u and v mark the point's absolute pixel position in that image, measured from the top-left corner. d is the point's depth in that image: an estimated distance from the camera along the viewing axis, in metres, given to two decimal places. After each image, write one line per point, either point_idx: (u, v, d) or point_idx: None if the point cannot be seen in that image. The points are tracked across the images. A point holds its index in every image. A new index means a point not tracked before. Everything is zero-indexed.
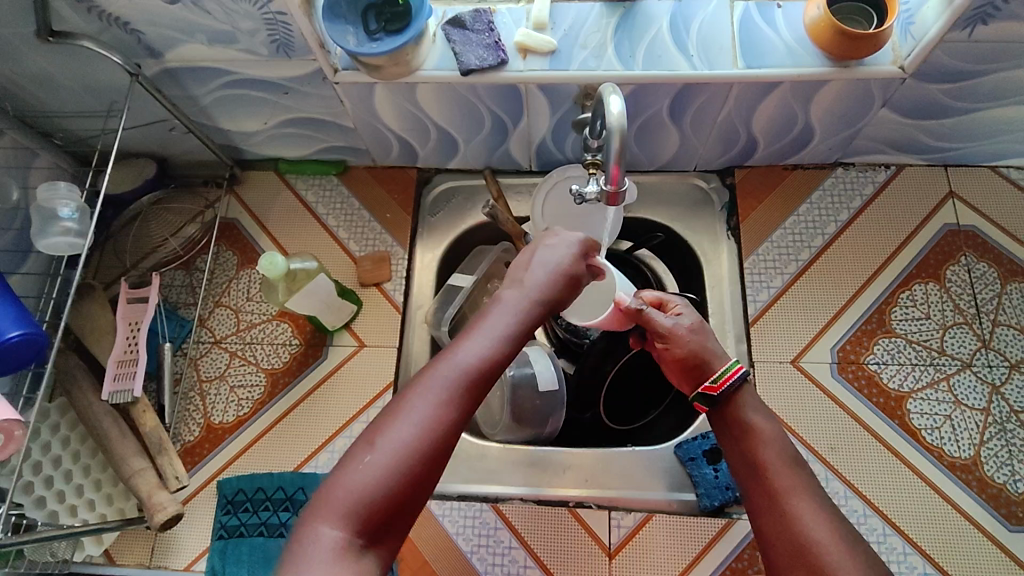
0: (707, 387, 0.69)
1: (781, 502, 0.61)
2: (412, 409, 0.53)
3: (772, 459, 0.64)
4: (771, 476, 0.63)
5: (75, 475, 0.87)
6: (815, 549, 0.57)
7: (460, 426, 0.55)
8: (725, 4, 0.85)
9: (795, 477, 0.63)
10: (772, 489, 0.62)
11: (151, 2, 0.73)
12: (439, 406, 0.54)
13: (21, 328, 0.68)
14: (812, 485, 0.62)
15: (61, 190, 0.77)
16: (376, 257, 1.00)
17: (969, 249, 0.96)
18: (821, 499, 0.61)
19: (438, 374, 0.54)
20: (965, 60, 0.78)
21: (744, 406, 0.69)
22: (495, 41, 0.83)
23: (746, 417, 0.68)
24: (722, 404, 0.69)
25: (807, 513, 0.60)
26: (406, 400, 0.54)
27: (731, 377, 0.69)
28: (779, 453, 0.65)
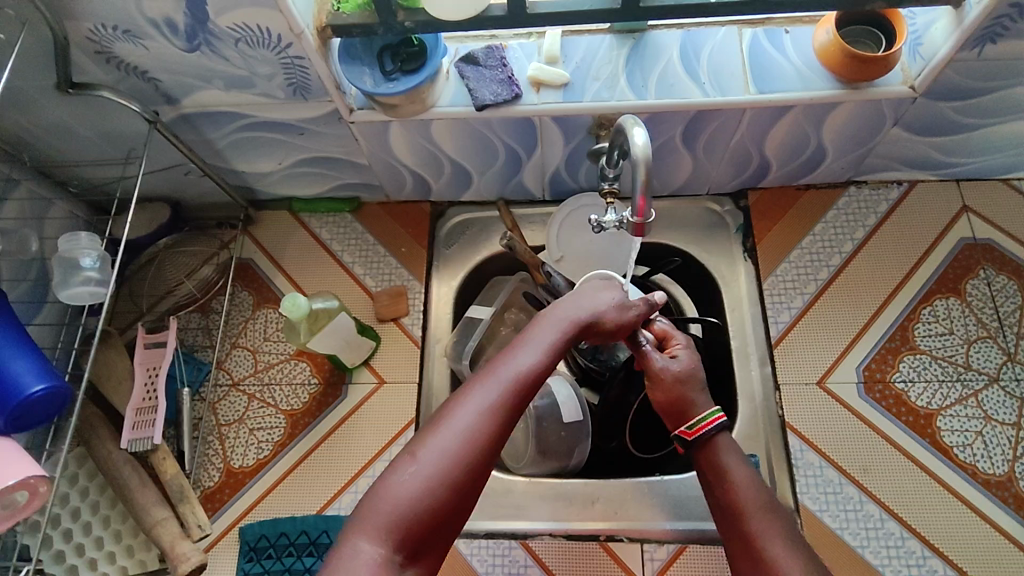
0: (682, 433, 0.70)
1: (756, 553, 0.62)
2: (458, 419, 0.58)
3: (748, 503, 0.64)
4: (747, 522, 0.63)
5: (94, 527, 0.85)
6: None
7: (502, 437, 0.59)
8: (733, 31, 0.86)
9: (771, 523, 0.63)
10: (748, 535, 0.63)
11: (170, 50, 0.73)
12: (483, 415, 0.58)
13: (44, 382, 0.66)
14: (788, 530, 0.63)
15: (83, 240, 0.74)
16: (394, 292, 1.00)
17: (987, 263, 0.95)
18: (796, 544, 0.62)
19: (482, 393, 0.59)
20: (975, 77, 0.79)
21: (722, 450, 0.68)
22: (508, 76, 0.84)
23: (724, 462, 0.67)
24: (699, 448, 0.69)
25: (785, 560, 0.60)
26: (453, 409, 0.59)
27: (709, 425, 0.69)
28: (757, 499, 0.65)
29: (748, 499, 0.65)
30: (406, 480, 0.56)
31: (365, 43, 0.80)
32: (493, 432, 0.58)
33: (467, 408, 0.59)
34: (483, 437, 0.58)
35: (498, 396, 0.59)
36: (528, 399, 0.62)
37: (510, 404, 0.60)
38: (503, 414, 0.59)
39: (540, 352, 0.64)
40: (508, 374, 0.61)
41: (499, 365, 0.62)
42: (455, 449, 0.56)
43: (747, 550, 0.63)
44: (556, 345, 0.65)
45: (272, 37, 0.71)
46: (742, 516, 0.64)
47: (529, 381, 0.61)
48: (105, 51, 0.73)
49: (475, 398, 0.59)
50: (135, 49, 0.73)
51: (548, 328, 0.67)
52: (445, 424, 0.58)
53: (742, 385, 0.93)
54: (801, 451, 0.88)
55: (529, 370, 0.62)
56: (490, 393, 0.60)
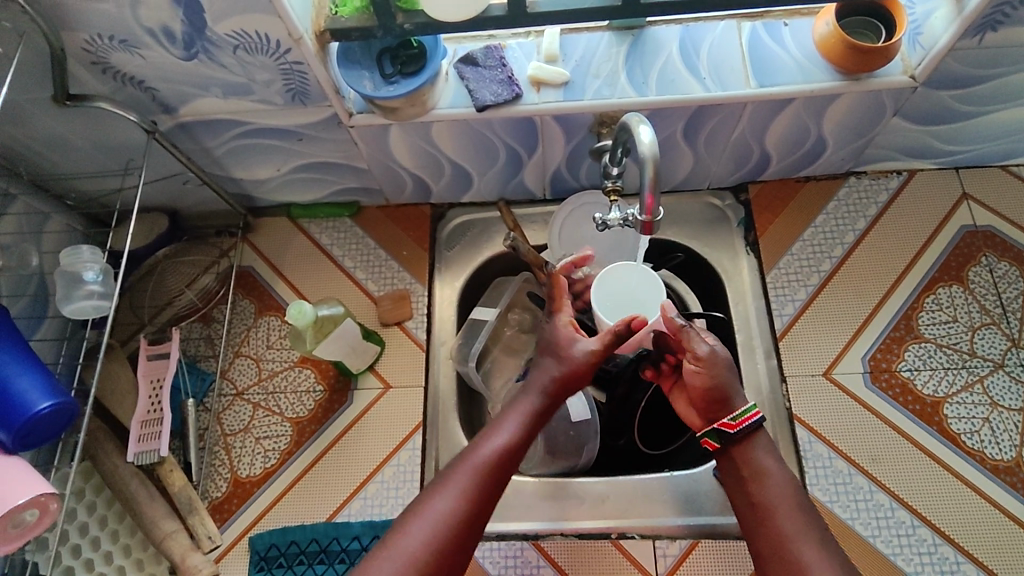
0: (724, 425, 0.70)
1: (787, 553, 0.63)
2: (434, 504, 0.64)
3: (780, 502, 0.66)
4: (780, 521, 0.65)
5: (104, 541, 0.85)
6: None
7: (474, 519, 0.64)
8: (732, 26, 0.86)
9: (804, 524, 0.64)
10: (781, 534, 0.64)
11: (167, 59, 0.73)
12: (456, 498, 0.64)
13: (51, 399, 0.65)
14: (820, 532, 0.64)
15: (84, 254, 0.72)
16: (397, 296, 0.99)
17: (988, 250, 0.96)
18: (827, 544, 0.63)
19: (455, 480, 0.65)
20: (976, 65, 0.79)
21: (757, 446, 0.70)
22: (508, 76, 0.83)
23: (758, 456, 0.69)
24: (735, 443, 0.70)
25: (817, 563, 0.61)
26: (430, 495, 0.65)
27: (751, 418, 0.69)
28: (789, 499, 0.66)
29: (780, 497, 0.66)
30: (384, 563, 0.60)
31: (364, 46, 0.79)
32: (467, 516, 0.64)
33: (443, 494, 0.64)
34: (455, 518, 0.63)
35: (469, 480, 0.65)
36: (498, 481, 0.67)
37: (480, 485, 0.65)
38: (474, 500, 0.65)
39: (509, 435, 0.70)
40: (478, 459, 0.67)
41: (473, 450, 0.68)
42: (433, 535, 0.62)
43: (776, 550, 0.64)
44: (525, 426, 0.71)
45: (271, 43, 0.71)
46: (772, 516, 0.65)
47: (499, 463, 0.67)
48: (102, 61, 0.72)
49: (449, 484, 0.65)
50: (132, 59, 0.72)
51: (519, 408, 0.73)
52: (421, 510, 0.64)
53: (748, 378, 0.93)
54: (810, 443, 0.88)
55: (498, 456, 0.67)
56: (462, 482, 0.65)
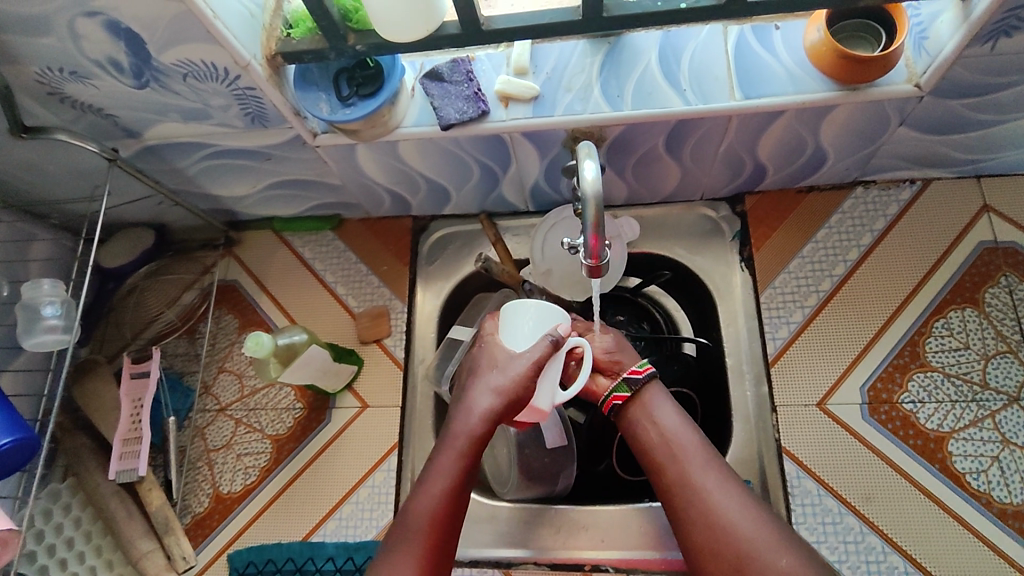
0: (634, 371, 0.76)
1: (691, 485, 0.68)
2: None
3: (684, 444, 0.71)
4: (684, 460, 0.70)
5: (87, 556, 0.87)
6: (727, 527, 0.65)
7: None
8: (717, 31, 0.79)
9: (706, 461, 0.70)
10: (685, 473, 0.69)
11: (119, 87, 0.71)
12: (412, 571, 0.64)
13: (12, 435, 0.66)
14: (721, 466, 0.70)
15: (46, 287, 0.74)
16: (375, 313, 0.98)
17: (1009, 269, 0.87)
18: (729, 473, 0.69)
19: (403, 553, 0.65)
20: (990, 72, 0.70)
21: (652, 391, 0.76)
22: (475, 92, 0.79)
23: (654, 404, 0.75)
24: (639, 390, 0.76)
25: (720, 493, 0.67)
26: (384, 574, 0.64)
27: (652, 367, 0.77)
28: (691, 435, 0.72)
29: (680, 439, 0.72)
30: None
31: (322, 67, 0.76)
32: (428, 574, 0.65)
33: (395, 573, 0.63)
34: None
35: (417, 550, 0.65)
36: (444, 535, 0.67)
37: (430, 547, 0.66)
38: (430, 555, 0.65)
39: (444, 488, 0.68)
40: (420, 525, 0.66)
41: (411, 512, 0.67)
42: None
43: (682, 484, 0.69)
44: (457, 472, 0.69)
45: (219, 71, 0.68)
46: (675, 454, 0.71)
47: (438, 520, 0.67)
48: (57, 91, 0.72)
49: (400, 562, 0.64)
50: (86, 88, 0.72)
51: (447, 452, 0.70)
52: None
53: (735, 406, 0.88)
54: (799, 478, 0.83)
55: (440, 506, 0.67)
56: (412, 548, 0.65)
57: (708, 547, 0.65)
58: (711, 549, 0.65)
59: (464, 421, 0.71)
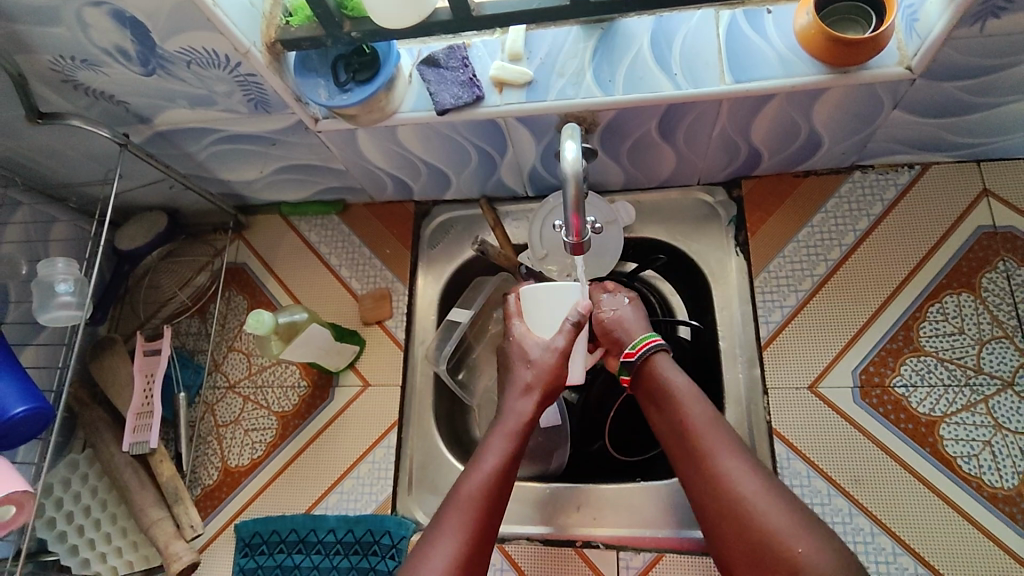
0: (627, 354, 0.78)
1: (710, 459, 0.67)
2: (442, 541, 0.64)
3: (697, 418, 0.71)
4: (698, 434, 0.69)
5: (103, 523, 0.91)
6: (744, 500, 0.64)
7: (481, 548, 0.65)
8: (709, 15, 0.80)
9: (721, 435, 0.69)
10: (701, 447, 0.69)
11: (128, 74, 0.75)
12: (462, 532, 0.65)
13: (26, 404, 0.70)
14: (737, 442, 0.68)
15: (60, 266, 0.78)
16: (378, 295, 1.01)
17: (1007, 253, 0.87)
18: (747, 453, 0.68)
19: (455, 515, 0.66)
20: (982, 54, 0.70)
21: (663, 370, 0.76)
22: (470, 77, 0.81)
23: (663, 376, 0.75)
24: (642, 369, 0.77)
25: (736, 469, 0.66)
26: (437, 533, 0.65)
27: (646, 344, 0.77)
28: (703, 407, 0.72)
29: (692, 412, 0.71)
30: None
31: (322, 54, 0.79)
32: (471, 548, 0.65)
33: (449, 531, 0.65)
34: (464, 551, 0.64)
35: (469, 513, 0.66)
36: (495, 505, 0.68)
37: (480, 513, 0.66)
38: (476, 531, 0.66)
39: (496, 459, 0.70)
40: (471, 490, 0.68)
41: (463, 479, 0.69)
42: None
43: (698, 460, 0.68)
44: (509, 448, 0.72)
45: (221, 58, 0.71)
46: (692, 432, 0.70)
47: (491, 490, 0.68)
48: (70, 79, 0.76)
49: (452, 522, 0.66)
50: (97, 76, 0.75)
51: (500, 430, 0.73)
52: (428, 549, 0.64)
53: (727, 387, 0.90)
54: (788, 460, 0.84)
55: (491, 484, 0.68)
56: (464, 512, 0.66)
57: (725, 524, 0.64)
58: (728, 527, 0.64)
59: (516, 403, 0.75)
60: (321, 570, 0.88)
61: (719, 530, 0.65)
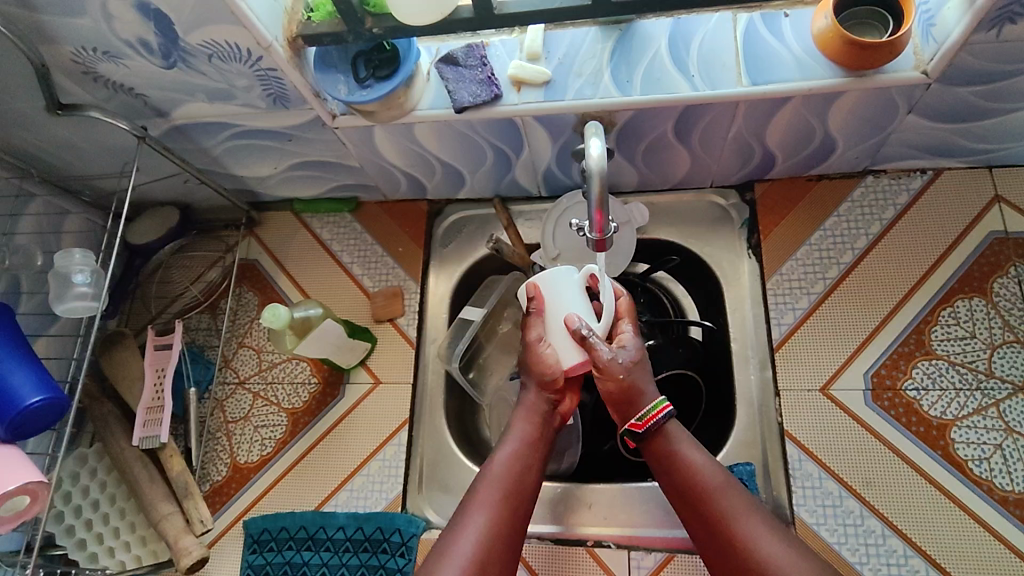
0: (633, 425, 0.72)
1: (729, 526, 0.65)
2: (471, 520, 0.67)
3: (711, 485, 0.68)
4: (712, 502, 0.67)
5: (112, 518, 0.91)
6: (769, 567, 0.62)
7: (511, 525, 0.68)
8: (726, 18, 0.81)
9: (737, 501, 0.67)
10: (718, 514, 0.66)
11: (149, 67, 0.75)
12: (489, 511, 0.68)
13: (43, 394, 0.70)
14: (753, 506, 0.67)
15: (76, 257, 0.78)
16: (389, 293, 1.01)
17: (1018, 259, 0.87)
18: (767, 518, 0.66)
19: (482, 496, 0.69)
20: (998, 59, 0.70)
21: (671, 437, 0.72)
22: (488, 76, 0.81)
23: (670, 442, 0.72)
24: (649, 438, 0.73)
25: (757, 534, 0.64)
26: (467, 513, 0.68)
27: (656, 415, 0.72)
28: (716, 473, 0.69)
29: (705, 478, 0.69)
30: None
31: (342, 50, 0.79)
32: (495, 542, 0.66)
33: (477, 511, 0.68)
34: (493, 528, 0.67)
35: (495, 492, 0.69)
36: (520, 485, 0.71)
37: (506, 493, 0.70)
38: (501, 524, 0.68)
39: (518, 442, 0.74)
40: (497, 470, 0.71)
41: (489, 461, 0.73)
42: (478, 551, 0.65)
43: (716, 529, 0.66)
44: (530, 432, 0.75)
45: (243, 52, 0.72)
46: (708, 501, 0.67)
47: (516, 473, 0.71)
48: (90, 71, 0.76)
49: (479, 503, 0.68)
50: (118, 69, 0.75)
51: (521, 415, 0.77)
52: (457, 528, 0.67)
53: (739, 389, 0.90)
54: (800, 461, 0.84)
55: (513, 476, 0.71)
56: (491, 492, 0.69)
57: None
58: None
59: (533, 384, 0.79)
60: (330, 568, 0.88)
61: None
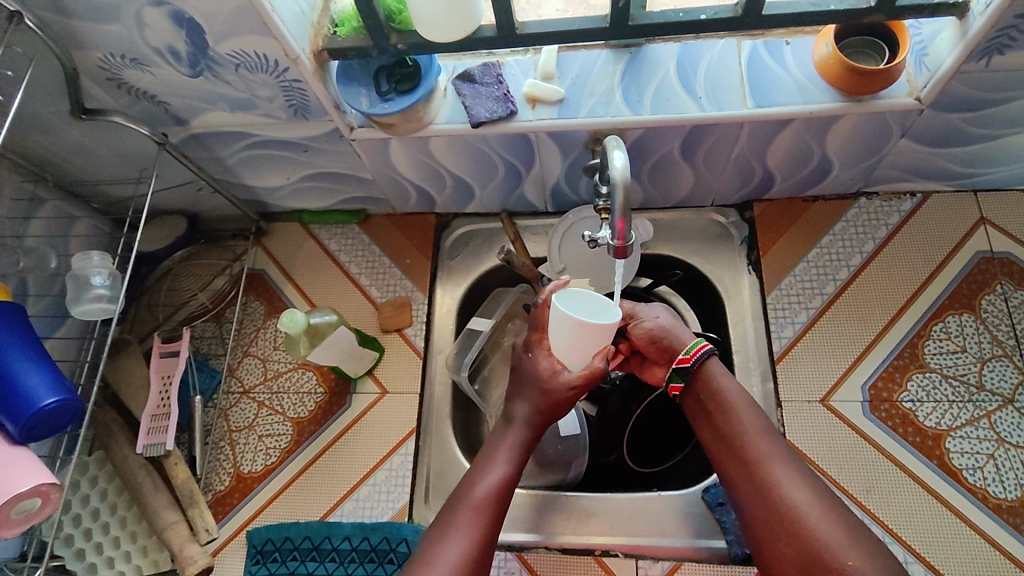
0: (682, 360, 0.76)
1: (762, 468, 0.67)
2: (462, 524, 0.68)
3: (749, 427, 0.70)
4: (748, 442, 0.69)
5: (112, 527, 0.90)
6: (797, 512, 0.64)
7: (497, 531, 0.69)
8: (732, 43, 0.85)
9: (772, 445, 0.69)
10: (753, 455, 0.69)
11: (174, 75, 0.77)
12: (480, 516, 0.68)
13: (57, 395, 0.70)
14: (787, 452, 0.69)
15: (94, 260, 0.81)
16: (397, 303, 1.02)
17: (1004, 277, 0.92)
18: (798, 465, 0.67)
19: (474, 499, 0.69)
20: (984, 88, 0.76)
21: (717, 379, 0.74)
22: (504, 93, 0.84)
23: (717, 382, 0.74)
24: (694, 378, 0.76)
25: (787, 479, 0.66)
26: (458, 516, 0.68)
27: (699, 351, 0.76)
28: (754, 414, 0.71)
29: (745, 419, 0.71)
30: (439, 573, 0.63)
31: (363, 64, 0.82)
32: (487, 538, 0.67)
33: (468, 516, 0.68)
34: (482, 532, 0.67)
35: (487, 499, 0.69)
36: (509, 494, 0.71)
37: (497, 499, 0.70)
38: (490, 530, 0.68)
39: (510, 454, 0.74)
40: (489, 479, 0.71)
41: (484, 468, 0.73)
42: (469, 555, 0.65)
43: (750, 467, 0.68)
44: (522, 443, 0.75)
45: (270, 63, 0.74)
46: (742, 440, 0.70)
47: (507, 482, 0.72)
48: (116, 78, 0.77)
49: (470, 508, 0.69)
50: (143, 76, 0.77)
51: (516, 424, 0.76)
52: (449, 528, 0.67)
53: None
54: None
55: (504, 482, 0.71)
56: (482, 495, 0.70)
57: (778, 539, 0.64)
58: (778, 538, 0.64)
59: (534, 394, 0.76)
60: None
61: (768, 541, 0.65)
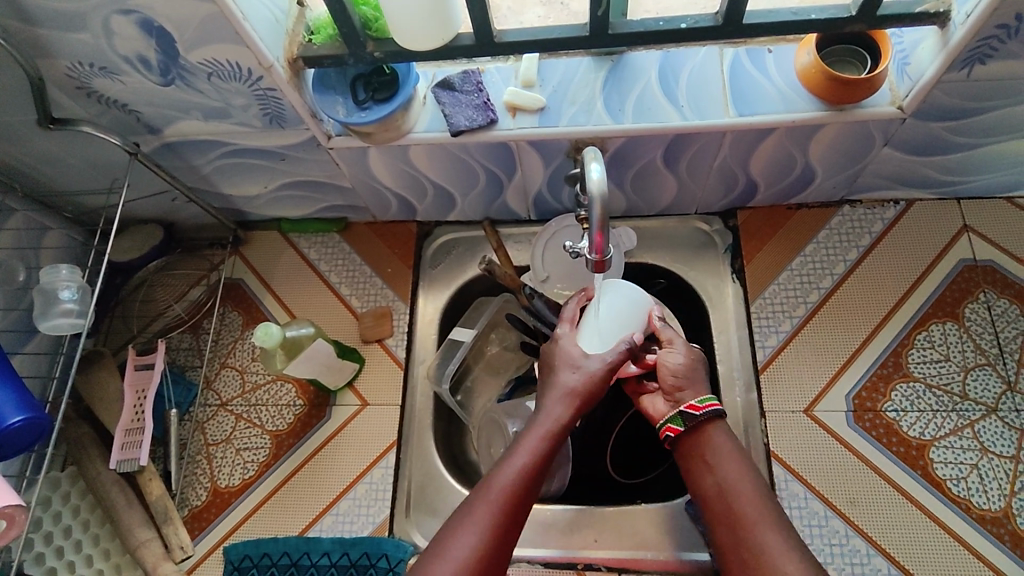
0: (690, 407, 0.74)
1: (752, 535, 0.65)
2: (457, 540, 0.63)
3: (743, 490, 0.68)
4: (742, 506, 0.67)
5: (84, 545, 0.88)
6: None
7: (500, 547, 0.64)
8: (714, 52, 0.84)
9: (765, 511, 0.66)
10: (744, 519, 0.66)
11: (145, 84, 0.75)
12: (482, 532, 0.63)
13: (23, 413, 0.68)
14: (780, 518, 0.66)
15: (63, 273, 0.80)
16: (378, 313, 1.01)
17: (988, 286, 0.92)
18: (791, 532, 0.65)
19: (477, 513, 0.64)
20: (965, 97, 0.75)
21: (717, 441, 0.73)
22: (484, 101, 0.83)
23: (714, 442, 0.73)
24: (695, 431, 0.74)
25: (776, 547, 0.63)
26: (454, 532, 0.64)
27: (709, 405, 0.74)
28: (748, 479, 0.69)
29: (739, 481, 0.69)
30: None
31: (340, 72, 0.80)
32: (489, 553, 0.63)
33: (466, 532, 0.63)
34: (479, 548, 0.63)
35: (489, 512, 0.64)
36: (519, 505, 0.66)
37: (505, 512, 0.65)
38: (492, 546, 0.63)
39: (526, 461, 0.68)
40: (496, 491, 0.65)
41: (496, 474, 0.67)
42: (463, 573, 0.61)
43: (740, 533, 0.66)
44: (542, 446, 0.69)
45: (243, 71, 0.72)
46: (734, 503, 0.68)
47: (518, 490, 0.66)
48: (85, 86, 0.76)
49: (472, 521, 0.64)
50: (113, 84, 0.75)
51: (536, 429, 0.70)
52: (442, 548, 0.63)
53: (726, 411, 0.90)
54: (786, 482, 0.85)
55: (515, 491, 0.66)
56: (486, 509, 0.64)
57: None
58: None
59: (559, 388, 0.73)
60: None
61: None
